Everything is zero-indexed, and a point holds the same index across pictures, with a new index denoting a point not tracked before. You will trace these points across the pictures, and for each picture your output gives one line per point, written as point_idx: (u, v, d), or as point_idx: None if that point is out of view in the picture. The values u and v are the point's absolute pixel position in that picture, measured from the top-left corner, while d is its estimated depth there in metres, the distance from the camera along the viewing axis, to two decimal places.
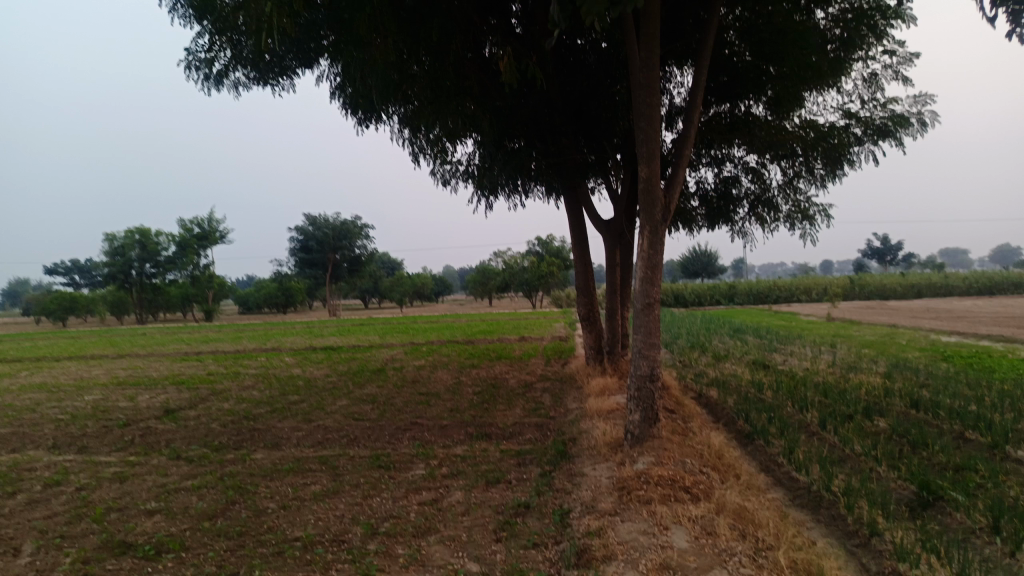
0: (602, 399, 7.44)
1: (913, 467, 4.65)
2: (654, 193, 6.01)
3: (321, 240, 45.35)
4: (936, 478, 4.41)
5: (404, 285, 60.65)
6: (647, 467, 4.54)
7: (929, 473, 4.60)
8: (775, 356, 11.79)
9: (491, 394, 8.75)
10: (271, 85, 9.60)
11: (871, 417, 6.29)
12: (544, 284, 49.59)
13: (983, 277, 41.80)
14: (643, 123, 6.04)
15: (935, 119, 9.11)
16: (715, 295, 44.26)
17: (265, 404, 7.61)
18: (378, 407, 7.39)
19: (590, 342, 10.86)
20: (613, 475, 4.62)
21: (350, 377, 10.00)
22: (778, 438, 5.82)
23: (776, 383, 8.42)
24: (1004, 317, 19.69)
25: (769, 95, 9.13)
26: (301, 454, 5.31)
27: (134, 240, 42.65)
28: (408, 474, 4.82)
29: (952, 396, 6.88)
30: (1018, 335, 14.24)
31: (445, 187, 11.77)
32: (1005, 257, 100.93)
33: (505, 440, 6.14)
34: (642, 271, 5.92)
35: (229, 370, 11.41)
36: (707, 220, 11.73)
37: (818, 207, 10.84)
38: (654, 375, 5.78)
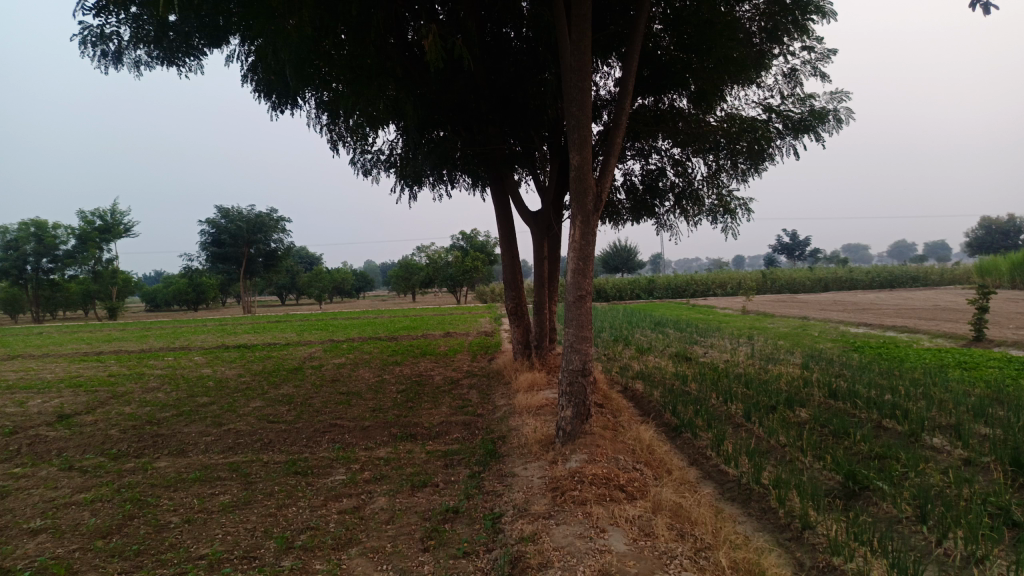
0: (531, 395, 7.29)
1: (838, 457, 4.70)
2: (586, 181, 5.92)
3: (235, 234, 43.67)
4: (861, 468, 4.46)
5: (324, 281, 59.15)
6: (579, 466, 4.41)
7: (854, 463, 4.66)
8: (696, 348, 11.97)
9: (415, 392, 8.48)
10: (176, 65, 9.06)
11: (794, 407, 6.39)
12: (467, 279, 49.34)
13: (883, 271, 44.16)
14: (575, 108, 5.94)
15: (851, 116, 9.37)
16: (635, 289, 45.10)
17: (171, 407, 7.11)
18: (296, 408, 7.02)
19: (517, 336, 10.70)
20: (545, 474, 4.47)
21: (265, 376, 9.53)
22: (705, 431, 5.82)
23: (700, 375, 8.49)
24: (906, 309, 20.77)
25: (692, 87, 9.21)
26: (209, 462, 4.92)
27: (29, 233, 39.94)
28: (328, 480, 4.53)
29: (868, 385, 7.08)
30: (919, 326, 15.01)
31: (366, 177, 11.42)
32: (902, 252, 107.04)
33: (431, 441, 5.91)
34: (574, 262, 5.82)
35: (133, 371, 10.70)
36: (633, 213, 11.79)
37: (740, 202, 11.04)
38: (586, 370, 5.68)
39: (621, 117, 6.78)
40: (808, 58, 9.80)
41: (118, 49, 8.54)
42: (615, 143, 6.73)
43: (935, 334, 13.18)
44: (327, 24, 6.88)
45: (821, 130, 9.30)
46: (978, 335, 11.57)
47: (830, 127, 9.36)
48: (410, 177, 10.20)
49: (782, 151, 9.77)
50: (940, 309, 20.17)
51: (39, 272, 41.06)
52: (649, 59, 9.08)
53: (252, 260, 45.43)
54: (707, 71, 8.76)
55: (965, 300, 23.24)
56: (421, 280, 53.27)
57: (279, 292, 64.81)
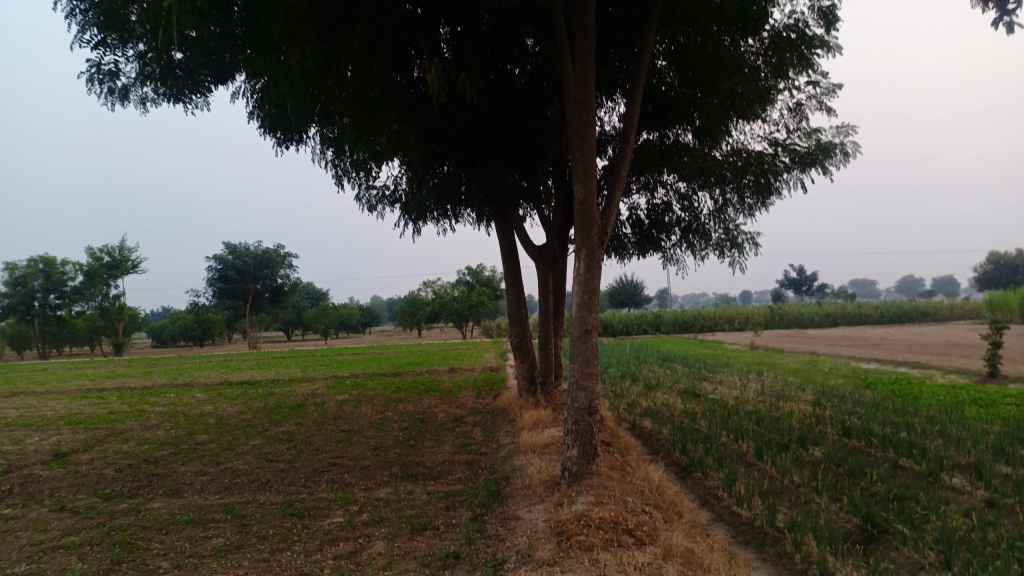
0: (536, 433, 7.13)
1: (854, 498, 4.53)
2: (591, 214, 5.84)
3: (241, 270, 43.80)
4: (879, 510, 4.29)
5: (330, 316, 59.10)
6: (586, 508, 4.26)
7: (871, 505, 4.48)
8: (704, 384, 11.79)
9: (418, 429, 8.32)
10: (182, 101, 9.15)
11: (807, 446, 6.21)
12: (473, 315, 49.24)
13: (892, 306, 43.88)
14: (578, 140, 5.89)
15: (859, 150, 9.31)
16: (641, 324, 44.90)
17: (169, 445, 6.97)
18: (296, 446, 6.87)
19: (522, 372, 10.53)
20: (550, 518, 4.31)
21: (267, 413, 9.39)
22: (715, 471, 5.66)
23: (709, 412, 8.31)
24: (917, 344, 20.51)
25: (697, 122, 9.20)
26: (204, 503, 4.77)
27: (38, 269, 40.15)
28: (325, 523, 4.38)
29: (882, 423, 6.90)
30: (931, 362, 14.79)
31: (371, 212, 11.41)
32: (909, 286, 106.59)
33: (433, 481, 5.75)
34: (579, 297, 5.72)
35: (133, 408, 10.58)
36: (639, 247, 11.71)
37: (747, 236, 10.95)
38: (592, 408, 5.53)
39: (626, 151, 6.73)
40: (814, 93, 9.80)
41: (125, 86, 8.61)
42: (619, 175, 6.68)
43: (948, 370, 12.97)
44: (331, 59, 6.91)
45: (828, 164, 9.24)
46: (992, 370, 11.37)
47: (838, 161, 9.30)
48: (414, 212, 10.18)
49: (790, 185, 9.71)
50: (952, 344, 19.91)
51: (46, 308, 41.16)
52: (653, 94, 9.09)
53: (258, 295, 45.49)
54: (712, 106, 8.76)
55: (976, 335, 22.99)
56: (427, 316, 53.16)
57: (285, 328, 64.77)
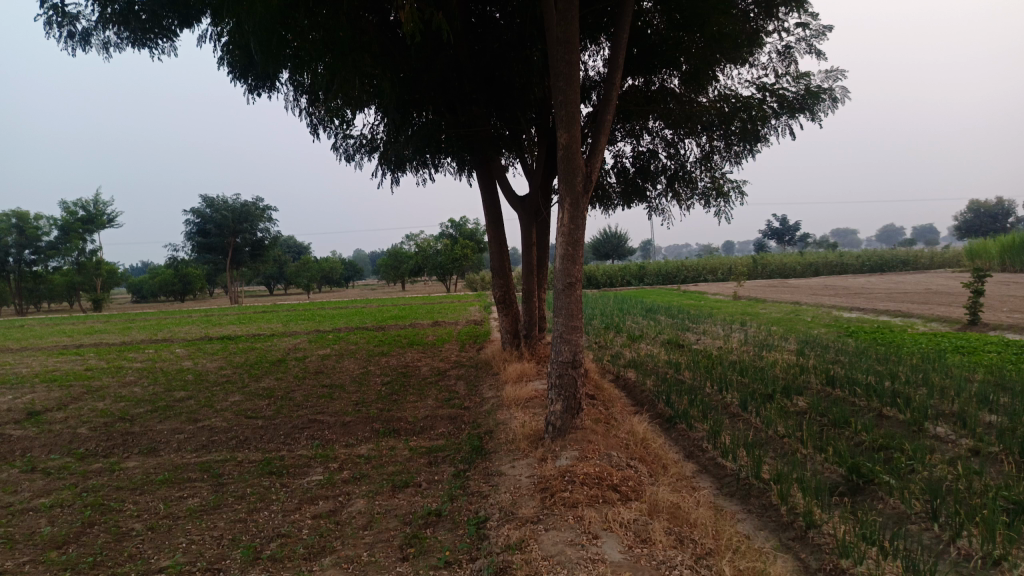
0: (519, 387, 7.06)
1: (840, 449, 4.51)
2: (575, 161, 5.67)
3: (220, 223, 43.09)
4: (865, 460, 4.27)
5: (312, 270, 58.60)
6: (570, 464, 4.19)
7: (857, 455, 4.46)
8: (688, 335, 11.77)
9: (401, 384, 8.23)
10: (148, 47, 8.77)
11: (791, 396, 6.19)
12: (457, 267, 49.03)
13: (874, 255, 44.16)
14: (562, 82, 5.68)
15: (848, 95, 9.13)
16: (626, 276, 44.94)
17: (146, 403, 6.84)
18: (276, 402, 6.76)
19: (506, 325, 10.43)
20: (534, 474, 4.24)
21: (247, 369, 9.26)
22: (700, 422, 5.62)
23: (693, 362, 8.29)
24: (898, 293, 20.63)
25: (683, 66, 8.96)
26: (180, 462, 4.67)
27: (11, 223, 39.25)
28: (304, 481, 4.29)
29: (866, 372, 6.88)
30: (912, 310, 14.88)
31: (348, 162, 11.15)
32: (891, 235, 107.31)
33: (415, 436, 5.68)
34: (563, 248, 5.57)
35: (111, 364, 10.40)
36: (623, 197, 11.56)
37: (733, 184, 10.81)
38: (577, 362, 5.44)
39: (612, 95, 6.51)
40: (803, 35, 9.55)
41: (86, 29, 8.21)
42: (605, 121, 6.48)
43: (929, 318, 13.04)
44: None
45: (817, 110, 9.06)
46: (974, 319, 11.44)
47: (827, 107, 9.12)
48: (393, 162, 9.94)
49: (777, 132, 9.55)
50: (933, 293, 20.04)
51: (21, 264, 40.41)
52: (638, 38, 8.84)
53: (238, 249, 44.90)
54: (698, 49, 8.52)
55: (957, 284, 23.13)
56: (410, 269, 52.86)
57: (267, 282, 64.28)
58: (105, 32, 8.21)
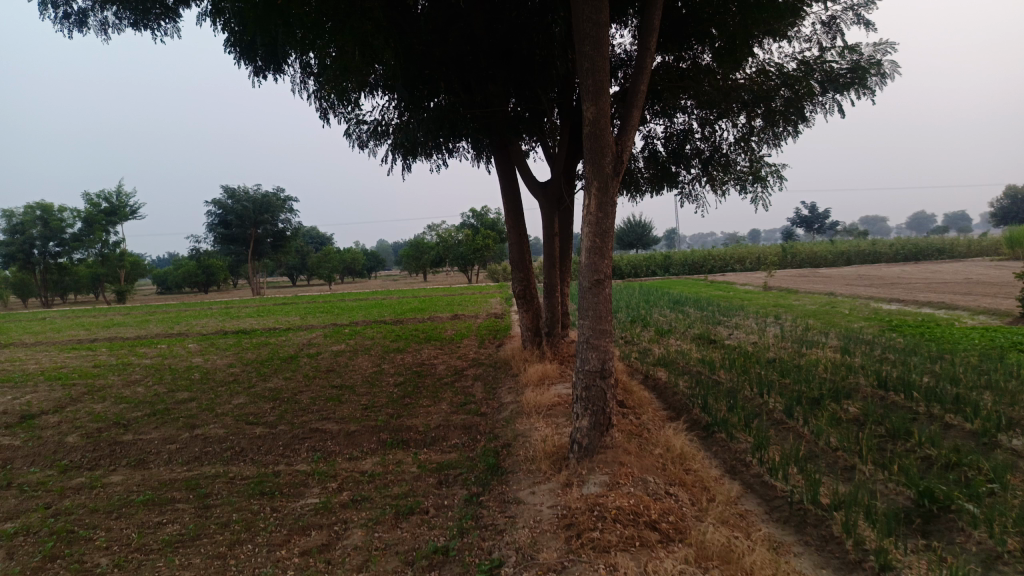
0: (541, 391, 6.57)
1: (905, 467, 3.99)
2: (603, 137, 5.14)
3: (241, 214, 43.11)
4: (938, 482, 3.75)
5: (334, 261, 58.54)
6: (601, 493, 3.73)
7: (925, 475, 3.93)
8: (720, 329, 11.19)
9: (414, 385, 7.78)
10: (149, 29, 8.43)
11: (841, 400, 5.62)
12: (479, 258, 48.69)
13: (907, 243, 43.01)
14: (589, 47, 5.13)
15: (899, 69, 8.54)
16: (650, 266, 44.25)
17: (144, 405, 6.45)
18: (280, 406, 6.33)
19: (527, 322, 9.95)
20: (557, 503, 3.80)
21: (257, 367, 8.87)
22: (742, 432, 5.11)
23: (728, 360, 7.73)
24: (938, 283, 19.74)
25: (717, 41, 8.42)
26: (167, 478, 4.26)
27: (35, 216, 39.53)
28: (298, 505, 3.88)
29: (921, 373, 6.30)
30: (957, 302, 14.17)
31: (362, 149, 10.73)
32: (922, 222, 105.38)
33: (426, 449, 5.22)
34: (590, 239, 5.07)
35: (120, 360, 10.07)
36: (652, 183, 11.05)
37: (770, 169, 10.21)
38: (606, 371, 4.92)
39: (644, 64, 5.94)
40: (850, 5, 8.91)
41: (83, 10, 7.88)
42: (637, 93, 5.92)
43: (975, 311, 12.31)
44: None
45: (864, 86, 8.49)
46: None
47: (876, 83, 8.55)
48: (408, 147, 9.51)
49: (822, 111, 8.99)
50: (975, 283, 19.17)
51: (46, 256, 40.64)
52: (668, 12, 8.31)
53: (260, 241, 44.87)
54: (734, 22, 7.96)
55: (1002, 273, 22.16)
56: (431, 260, 52.58)
57: (290, 274, 64.48)
58: (105, 12, 7.92)
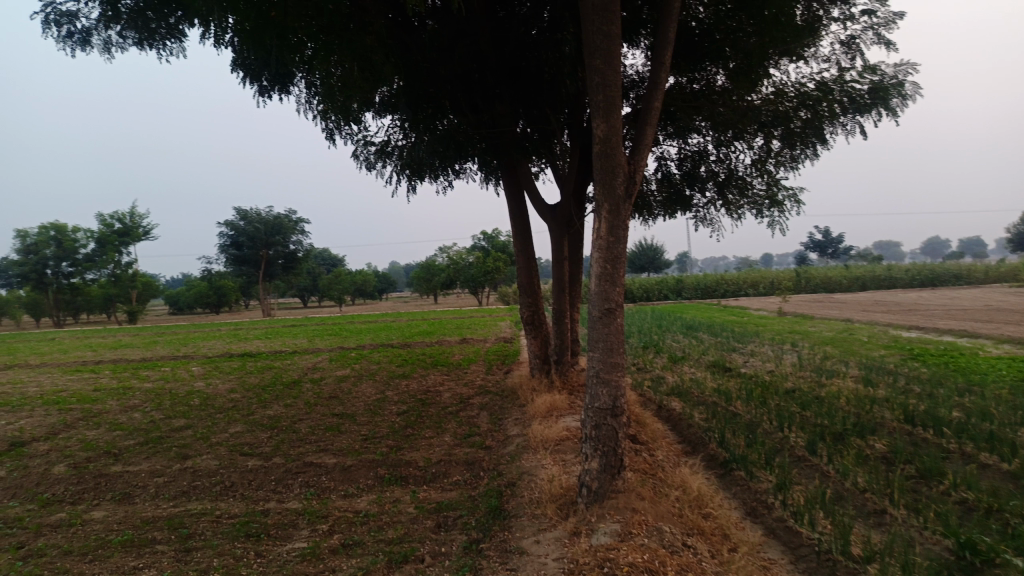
0: (549, 424, 6.31)
1: (935, 516, 3.74)
2: (614, 156, 4.92)
3: (252, 236, 43.19)
4: (972, 531, 3.49)
5: (345, 283, 58.49)
6: (610, 546, 3.51)
7: (957, 522, 3.68)
8: (735, 356, 10.89)
9: (417, 413, 7.54)
10: (154, 49, 8.40)
11: (866, 436, 5.33)
12: (489, 280, 48.53)
13: (924, 269, 42.44)
14: (599, 61, 4.93)
15: (922, 91, 8.35)
16: (663, 289, 43.92)
17: (139, 433, 6.23)
18: (278, 436, 6.11)
19: (535, 349, 9.71)
20: (564, 555, 3.59)
21: (258, 392, 8.66)
22: (762, 471, 4.85)
23: (744, 391, 7.43)
24: (958, 310, 19.33)
25: (732, 63, 8.27)
26: (150, 515, 4.11)
27: (49, 236, 39.84)
28: (284, 549, 3.72)
29: (949, 407, 5.99)
30: (980, 329, 13.76)
31: (370, 171, 10.60)
32: (937, 248, 104.58)
33: (426, 487, 5.00)
34: (600, 265, 4.84)
35: (121, 383, 9.90)
36: (666, 207, 10.86)
37: (788, 193, 9.98)
38: (617, 409, 4.65)
39: (658, 80, 5.71)
40: (870, 25, 8.73)
41: (88, 29, 7.87)
42: (651, 110, 5.70)
43: (1000, 340, 11.92)
44: None
45: (885, 108, 8.31)
46: None
47: (898, 105, 8.38)
48: (414, 169, 9.35)
49: (842, 132, 8.81)
50: (998, 310, 18.72)
51: (60, 276, 40.87)
52: (681, 32, 8.18)
53: (271, 262, 44.92)
54: (749, 42, 7.82)
55: (1022, 300, 21.73)
56: (442, 282, 52.49)
57: (301, 295, 64.55)
58: (109, 31, 7.94)
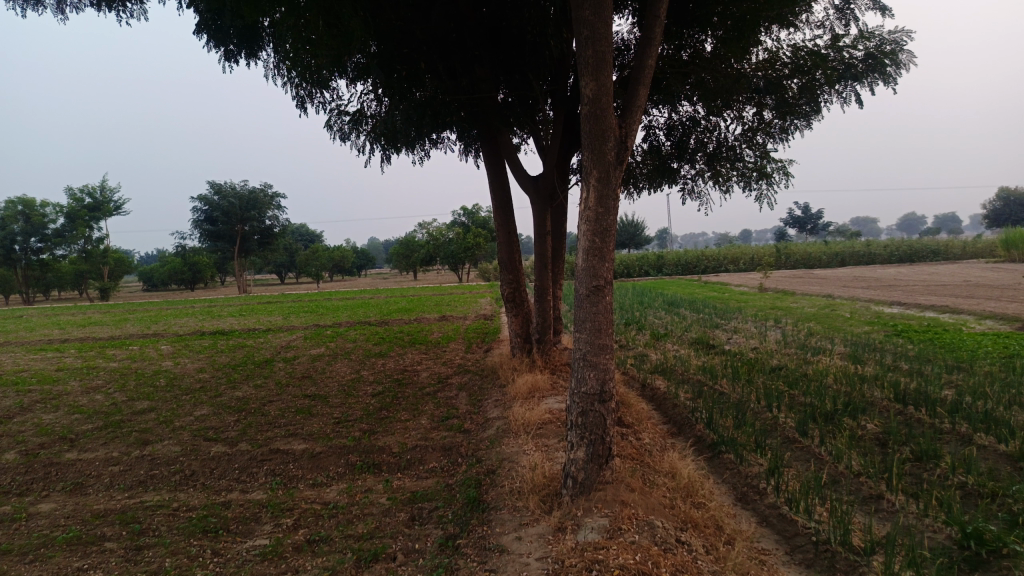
0: (530, 406, 6.09)
1: (932, 504, 3.59)
2: (603, 117, 4.64)
3: (227, 210, 42.38)
4: (971, 518, 3.36)
5: (322, 259, 57.72)
6: (599, 546, 3.33)
7: (956, 507, 3.53)
8: (718, 332, 10.74)
9: (393, 394, 7.30)
10: (111, 9, 7.93)
11: (858, 416, 5.17)
12: (469, 256, 48.18)
13: (902, 244, 42.70)
14: (589, 12, 4.63)
15: (916, 59, 8.21)
16: (643, 265, 43.84)
17: (98, 416, 5.94)
18: (245, 419, 5.86)
19: (516, 328, 9.49)
20: (549, 555, 3.41)
21: (227, 372, 8.35)
22: (752, 455, 4.67)
23: (730, 368, 7.27)
24: (937, 286, 19.39)
25: (721, 30, 8.05)
26: (100, 508, 3.98)
27: (17, 211, 38.84)
28: (244, 547, 3.55)
29: (940, 385, 5.84)
30: (963, 305, 13.71)
31: (344, 141, 10.21)
32: (913, 225, 105.52)
33: (400, 474, 4.80)
34: (588, 237, 4.57)
35: (85, 363, 9.53)
36: (651, 180, 10.63)
37: (777, 165, 9.76)
38: (605, 394, 4.42)
39: (650, 37, 5.41)
40: None
41: None
42: (643, 68, 5.40)
43: (983, 316, 11.86)
44: None
45: (880, 75, 8.15)
46: None
47: (892, 73, 8.22)
48: (390, 138, 9.00)
49: (836, 101, 8.65)
50: (977, 285, 18.77)
51: (28, 252, 39.90)
52: None
53: (247, 237, 44.19)
54: (739, 6, 7.62)
55: (999, 275, 21.81)
56: (421, 258, 52.08)
57: (279, 271, 63.80)
58: None
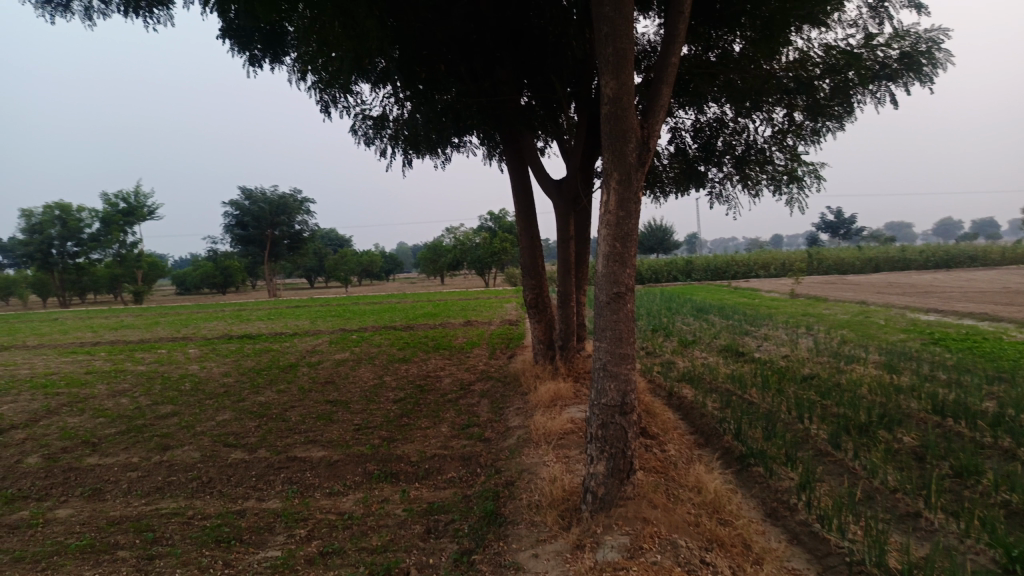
0: (552, 415, 5.98)
1: (972, 525, 3.42)
2: (624, 117, 4.53)
3: (257, 215, 42.88)
4: (1012, 540, 3.19)
5: (351, 263, 58.13)
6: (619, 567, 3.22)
7: (997, 527, 3.35)
8: (748, 339, 10.53)
9: (415, 401, 7.23)
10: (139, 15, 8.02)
11: (893, 429, 4.98)
12: (496, 261, 48.17)
13: (938, 250, 41.76)
14: (610, 9, 4.54)
15: (954, 57, 7.99)
16: (672, 271, 43.44)
17: (121, 420, 5.97)
18: (266, 425, 5.84)
19: (540, 335, 9.40)
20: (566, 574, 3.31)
21: (251, 377, 8.37)
22: (781, 469, 4.51)
23: (759, 377, 7.08)
24: (975, 292, 18.87)
25: (750, 30, 7.89)
26: (116, 516, 3.98)
27: (54, 215, 39.70)
28: (256, 559, 3.51)
29: (981, 397, 5.61)
30: (1003, 313, 13.28)
31: (368, 146, 10.22)
32: (950, 230, 103.26)
33: (417, 484, 4.73)
34: (608, 241, 4.47)
35: (113, 366, 9.63)
36: (678, 183, 10.47)
37: (808, 169, 9.54)
38: (626, 406, 4.30)
39: (674, 35, 5.29)
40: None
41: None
42: (667, 67, 5.28)
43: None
44: None
45: (916, 75, 7.92)
46: None
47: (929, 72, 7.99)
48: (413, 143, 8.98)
49: (870, 101, 8.42)
50: (1017, 292, 18.23)
51: (64, 256, 40.72)
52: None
53: (277, 242, 44.66)
54: (768, 6, 7.47)
55: None
56: (448, 263, 52.22)
57: (309, 275, 64.43)
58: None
